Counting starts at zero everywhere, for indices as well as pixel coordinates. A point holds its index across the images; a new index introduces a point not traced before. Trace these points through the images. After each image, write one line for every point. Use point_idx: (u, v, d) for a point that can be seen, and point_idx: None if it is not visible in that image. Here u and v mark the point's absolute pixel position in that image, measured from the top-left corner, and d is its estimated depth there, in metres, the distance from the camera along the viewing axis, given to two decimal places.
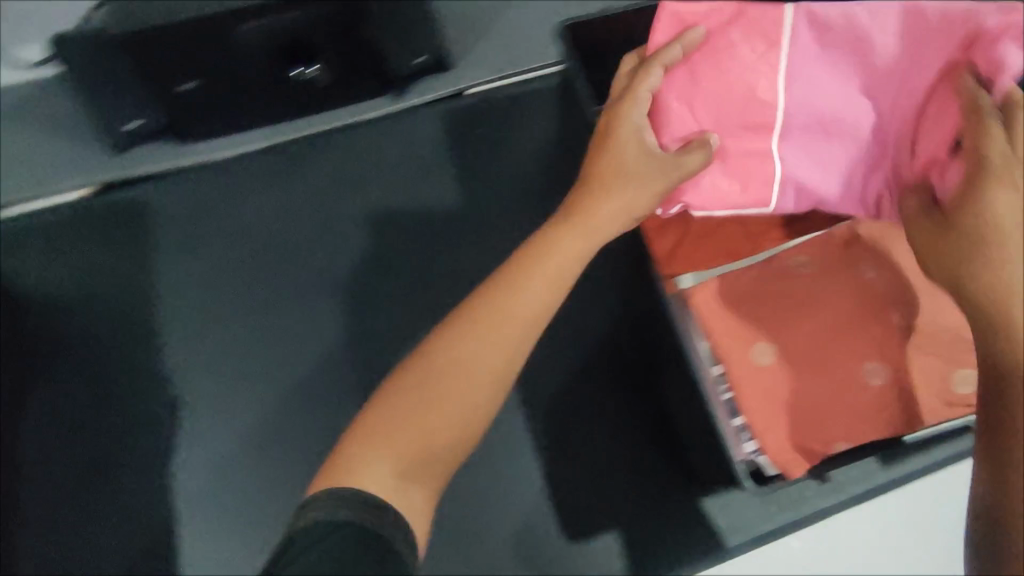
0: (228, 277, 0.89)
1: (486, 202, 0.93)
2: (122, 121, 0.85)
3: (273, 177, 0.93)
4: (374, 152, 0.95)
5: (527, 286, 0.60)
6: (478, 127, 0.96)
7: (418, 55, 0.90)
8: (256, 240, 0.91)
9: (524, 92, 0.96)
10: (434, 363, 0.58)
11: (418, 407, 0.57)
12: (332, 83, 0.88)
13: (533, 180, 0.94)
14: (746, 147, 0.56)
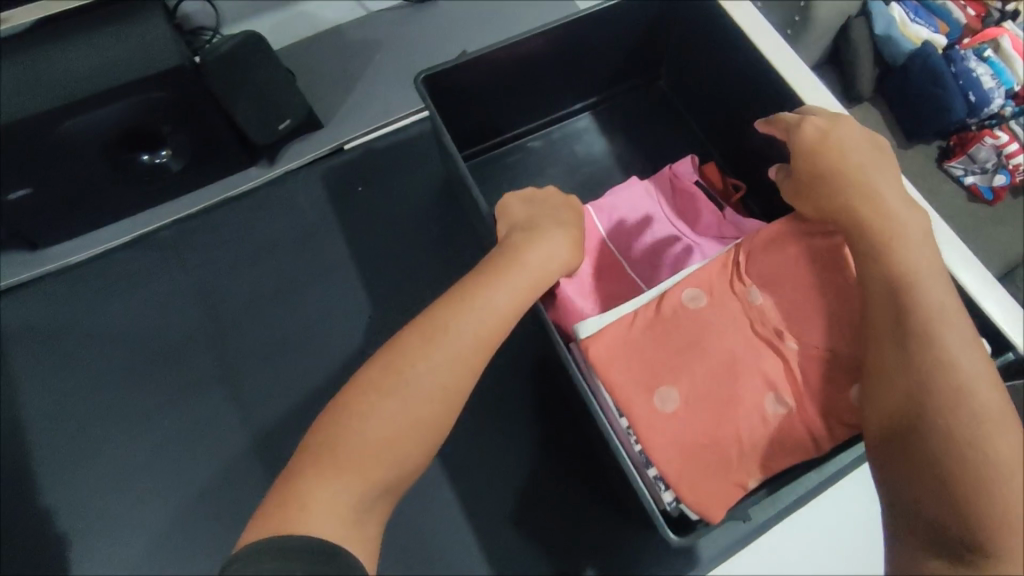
0: (103, 416, 0.81)
1: (380, 270, 0.88)
2: None
3: (140, 270, 0.85)
4: (250, 235, 0.88)
5: (453, 354, 0.51)
6: (358, 182, 0.92)
7: (282, 118, 0.85)
8: (133, 373, 0.82)
9: (397, 140, 0.94)
10: (387, 389, 0.48)
11: (371, 425, 0.47)
12: (193, 163, 0.84)
13: (427, 255, 0.89)
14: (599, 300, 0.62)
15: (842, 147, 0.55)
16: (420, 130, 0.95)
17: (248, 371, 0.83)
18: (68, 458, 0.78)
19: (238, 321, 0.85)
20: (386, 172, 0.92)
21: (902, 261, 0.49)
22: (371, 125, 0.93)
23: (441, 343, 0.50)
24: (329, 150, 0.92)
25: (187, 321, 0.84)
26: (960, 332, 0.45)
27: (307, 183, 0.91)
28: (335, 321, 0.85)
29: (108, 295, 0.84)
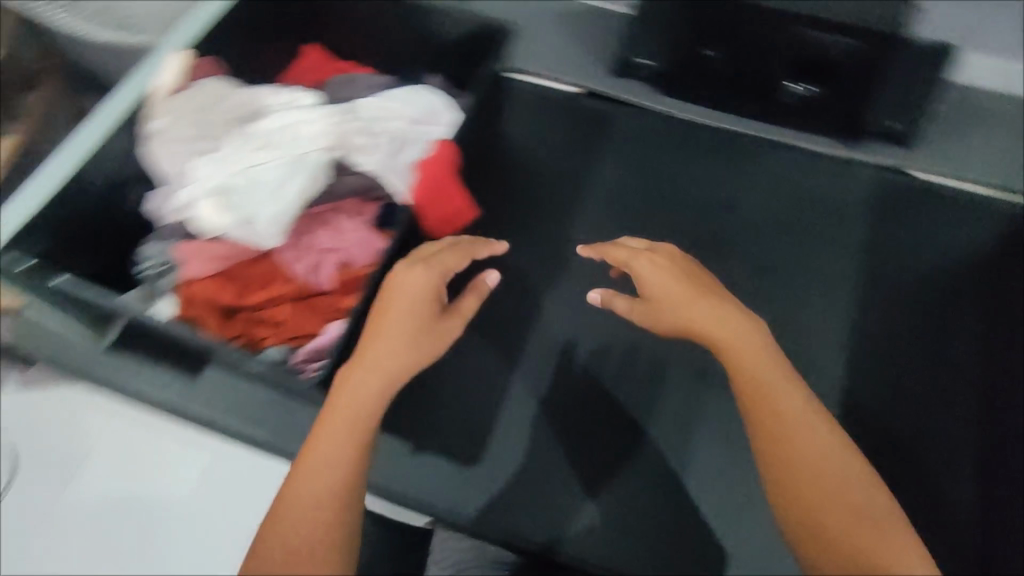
0: (620, 222, 1.01)
1: (882, 282, 0.95)
2: (639, 57, 1.04)
3: (719, 155, 1.03)
4: (803, 183, 1.01)
5: (320, 461, 0.61)
6: (902, 213, 0.98)
7: (904, 122, 0.97)
8: (661, 214, 1.01)
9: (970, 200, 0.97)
10: (301, 484, 0.61)
11: (297, 514, 0.59)
12: (811, 108, 1.00)
13: (923, 298, 0.94)
14: None
15: (658, 280, 0.71)
16: (1006, 213, 0.96)
17: (727, 269, 0.97)
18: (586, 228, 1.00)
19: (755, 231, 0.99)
20: (932, 220, 0.97)
21: (795, 422, 0.61)
22: (949, 170, 0.99)
23: (344, 408, 0.64)
24: (910, 163, 1.00)
25: (713, 209, 1.01)
26: (835, 456, 0.60)
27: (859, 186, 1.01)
28: (809, 290, 0.95)
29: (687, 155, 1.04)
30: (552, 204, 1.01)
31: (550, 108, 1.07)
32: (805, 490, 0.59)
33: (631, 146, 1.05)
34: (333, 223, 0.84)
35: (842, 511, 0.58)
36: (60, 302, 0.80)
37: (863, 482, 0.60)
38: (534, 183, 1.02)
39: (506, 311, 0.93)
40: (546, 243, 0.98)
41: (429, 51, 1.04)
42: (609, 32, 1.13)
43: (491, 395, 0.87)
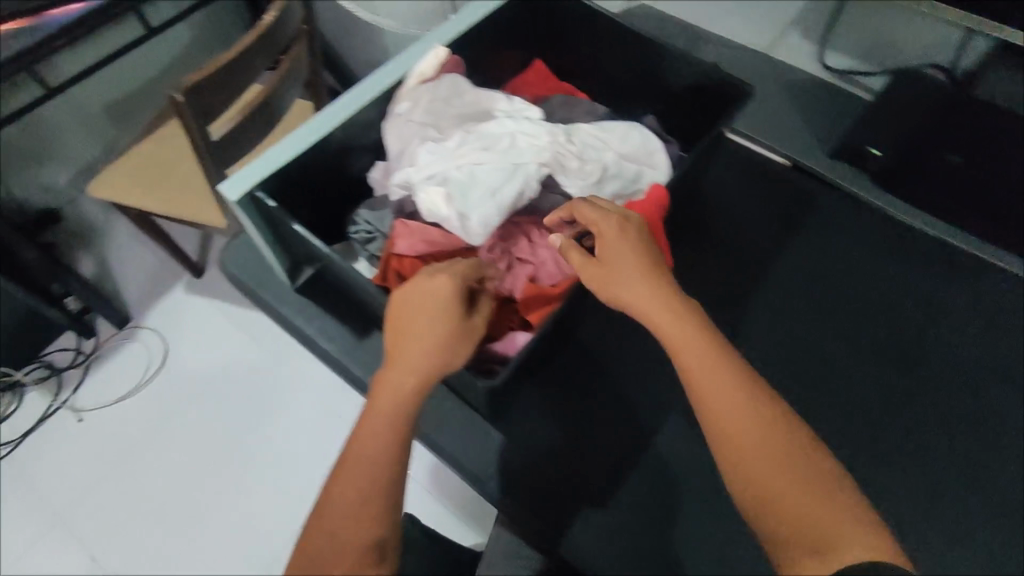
0: (798, 302, 1.01)
1: None
2: (871, 145, 1.01)
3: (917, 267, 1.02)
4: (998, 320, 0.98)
5: (361, 463, 0.61)
6: None
7: None
8: (838, 307, 1.01)
9: None
10: (341, 487, 0.60)
11: (338, 515, 0.59)
12: None
13: None
14: None
15: (614, 230, 0.67)
16: None
17: (891, 388, 0.94)
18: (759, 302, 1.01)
19: (932, 352, 0.97)
20: None
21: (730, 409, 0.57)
22: None
23: (378, 410, 0.63)
24: None
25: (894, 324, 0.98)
26: (749, 415, 0.56)
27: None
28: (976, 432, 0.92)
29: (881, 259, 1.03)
30: (729, 270, 1.04)
31: (757, 173, 1.09)
32: (769, 490, 0.53)
33: (826, 233, 1.06)
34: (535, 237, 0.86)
35: (802, 497, 0.52)
36: (275, 241, 0.87)
37: (796, 449, 0.55)
38: (721, 241, 1.05)
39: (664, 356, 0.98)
40: (719, 302, 1.00)
41: (655, 92, 1.06)
42: (842, 113, 1.12)
43: (630, 430, 0.92)
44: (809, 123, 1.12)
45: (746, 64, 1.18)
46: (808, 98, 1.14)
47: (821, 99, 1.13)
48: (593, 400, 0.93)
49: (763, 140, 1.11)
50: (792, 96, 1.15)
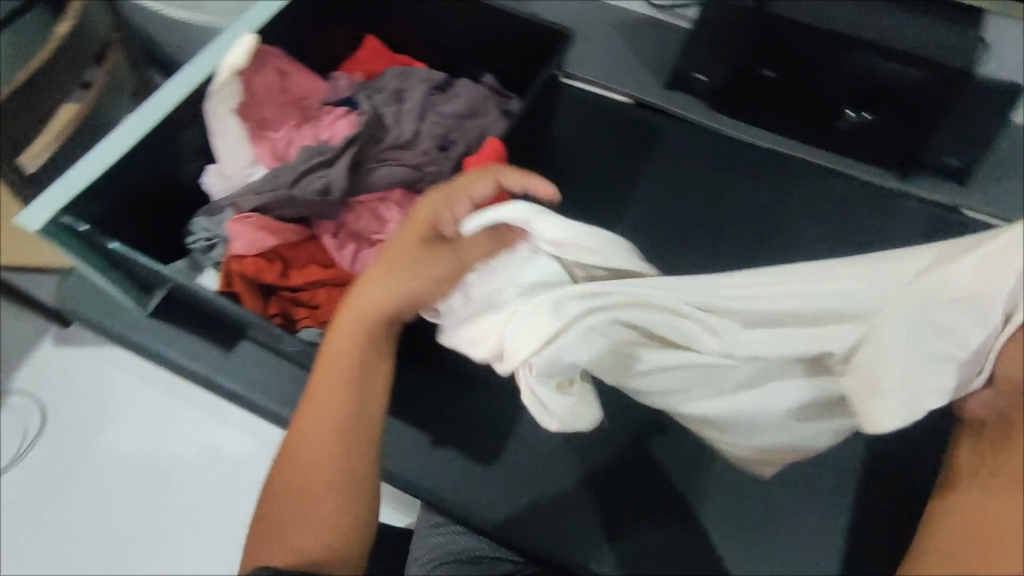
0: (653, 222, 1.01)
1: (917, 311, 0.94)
2: (695, 71, 1.05)
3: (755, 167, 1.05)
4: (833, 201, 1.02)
5: (334, 400, 0.60)
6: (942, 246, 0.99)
7: (956, 156, 0.98)
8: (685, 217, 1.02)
9: None
10: (308, 430, 0.60)
11: (303, 456, 0.60)
12: (868, 133, 0.99)
13: None
14: None
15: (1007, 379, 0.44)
16: None
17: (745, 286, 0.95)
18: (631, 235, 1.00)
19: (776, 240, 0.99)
20: None
21: (1017, 452, 0.41)
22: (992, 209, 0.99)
23: (353, 342, 0.60)
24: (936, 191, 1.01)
25: (762, 225, 1.01)
26: None
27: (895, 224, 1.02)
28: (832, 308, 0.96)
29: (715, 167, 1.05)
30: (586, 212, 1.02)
31: (597, 114, 1.09)
32: (964, 553, 0.41)
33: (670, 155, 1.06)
34: (380, 212, 0.82)
35: (1015, 555, 0.38)
36: (107, 266, 0.79)
37: None
38: (570, 182, 1.04)
39: None
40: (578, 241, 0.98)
41: (488, 50, 1.04)
42: (671, 46, 1.15)
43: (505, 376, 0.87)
44: (643, 57, 1.14)
45: (576, 16, 1.19)
46: (639, 36, 1.16)
47: (651, 36, 1.16)
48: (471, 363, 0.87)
49: (602, 81, 1.11)
50: (624, 36, 1.16)
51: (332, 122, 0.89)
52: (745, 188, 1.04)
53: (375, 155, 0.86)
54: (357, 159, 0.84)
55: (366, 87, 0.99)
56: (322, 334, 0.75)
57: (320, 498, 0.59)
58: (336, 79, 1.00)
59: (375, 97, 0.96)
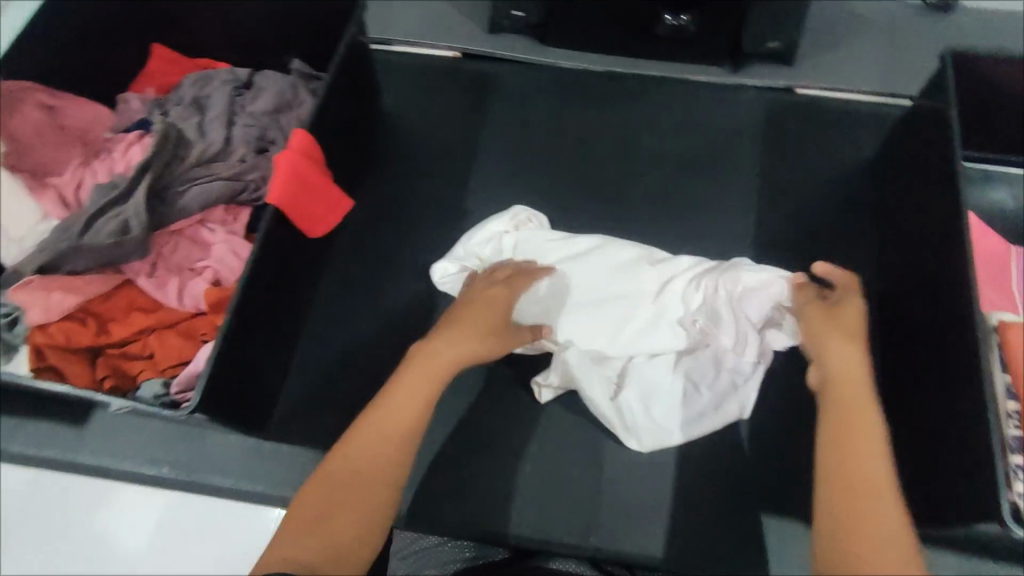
0: (502, 173, 0.97)
1: (768, 197, 0.95)
2: (512, 8, 0.99)
3: (592, 96, 1.02)
4: (673, 110, 1.01)
5: (410, 396, 0.63)
6: (782, 129, 0.99)
7: (777, 38, 0.96)
8: (531, 161, 0.98)
9: (840, 108, 1.00)
10: (360, 441, 0.60)
11: (350, 469, 0.58)
12: (692, 34, 0.97)
13: (798, 199, 0.94)
14: (1005, 276, 0.80)
15: (849, 324, 0.63)
16: (881, 113, 0.99)
17: (604, 216, 0.94)
18: (488, 191, 0.95)
19: (622, 164, 0.98)
20: (810, 139, 0.98)
21: (853, 441, 0.55)
22: (822, 82, 1.00)
23: (431, 384, 0.64)
24: (768, 75, 1.01)
25: (617, 150, 0.99)
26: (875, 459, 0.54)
27: (736, 121, 1.00)
28: (693, 218, 0.94)
29: (550, 105, 1.02)
30: (433, 179, 0.96)
31: (424, 75, 1.04)
32: (830, 495, 0.53)
33: (504, 101, 1.02)
34: (200, 237, 0.76)
35: (878, 523, 0.50)
36: None
37: (883, 493, 0.52)
38: (410, 153, 0.98)
39: (397, 275, 0.88)
40: (430, 214, 0.93)
41: (284, 32, 0.95)
42: None
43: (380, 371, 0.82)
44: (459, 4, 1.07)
45: None
46: None
47: None
48: (344, 368, 0.83)
49: (425, 40, 1.04)
50: None
51: (124, 152, 0.80)
52: (591, 116, 1.01)
53: (181, 176, 0.78)
54: (159, 186, 0.76)
55: (159, 102, 0.89)
56: (164, 385, 0.67)
57: (355, 525, 0.55)
58: (124, 100, 0.89)
59: (171, 112, 0.87)
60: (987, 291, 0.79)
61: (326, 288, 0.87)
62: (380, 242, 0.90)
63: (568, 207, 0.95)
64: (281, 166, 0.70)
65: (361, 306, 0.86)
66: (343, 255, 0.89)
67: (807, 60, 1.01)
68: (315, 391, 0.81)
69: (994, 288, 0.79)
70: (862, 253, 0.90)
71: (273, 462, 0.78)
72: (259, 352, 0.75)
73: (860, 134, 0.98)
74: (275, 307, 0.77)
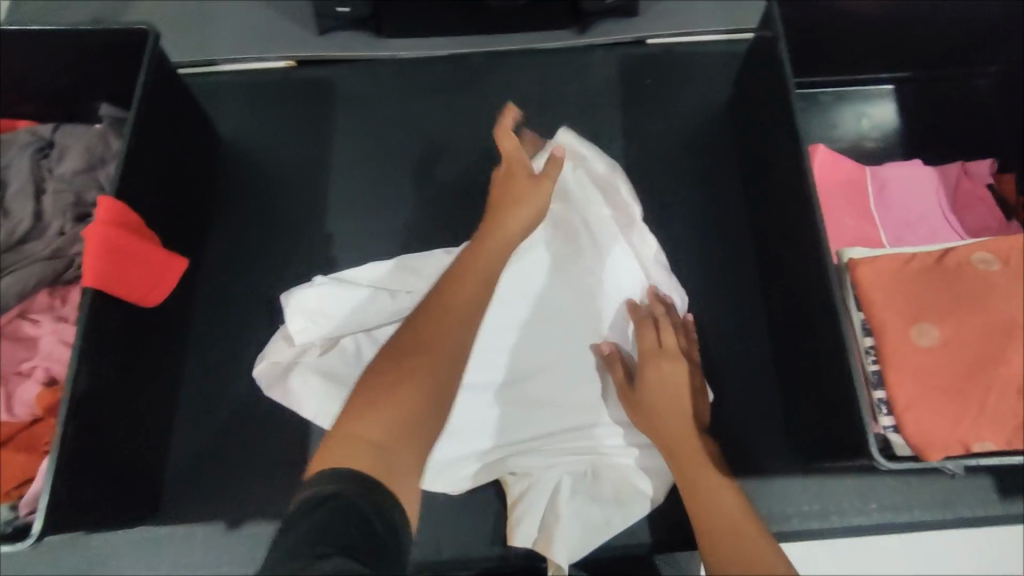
0: (360, 183, 0.91)
1: (632, 156, 0.93)
2: (337, 6, 0.92)
3: (441, 82, 0.97)
4: (526, 84, 0.97)
5: (469, 305, 0.61)
6: (637, 82, 0.97)
7: None
8: (390, 164, 0.92)
9: (689, 53, 0.98)
10: (431, 321, 0.58)
11: (422, 343, 0.56)
12: None
13: (662, 153, 0.94)
14: (858, 200, 0.82)
15: (662, 393, 0.71)
16: (728, 52, 0.98)
17: (474, 209, 0.90)
18: (350, 207, 0.90)
19: (482, 148, 0.94)
20: (665, 89, 0.97)
21: (713, 496, 0.65)
22: (669, 28, 0.98)
23: (474, 308, 0.61)
24: (615, 29, 0.98)
25: (476, 137, 0.94)
26: (735, 509, 0.64)
27: (590, 81, 0.97)
28: None
29: (399, 101, 0.96)
30: (288, 206, 0.90)
31: (257, 92, 0.95)
32: (716, 543, 0.61)
33: (351, 106, 0.95)
34: (24, 333, 0.68)
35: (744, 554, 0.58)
36: None
37: (738, 528, 0.61)
38: (260, 182, 0.91)
39: (266, 316, 0.83)
40: (293, 245, 0.87)
41: (84, 74, 0.85)
42: None
43: (267, 426, 0.78)
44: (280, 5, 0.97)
45: None
46: None
47: None
48: (226, 429, 0.78)
49: (251, 54, 0.95)
50: None
51: None
52: (443, 104, 0.96)
53: None
54: None
55: None
56: (10, 508, 0.61)
57: (420, 406, 0.52)
58: None
59: None
60: (843, 217, 0.81)
61: (190, 348, 0.81)
62: (242, 285, 0.85)
63: (436, 206, 0.90)
64: (91, 241, 0.64)
65: (233, 358, 0.81)
66: (205, 307, 0.83)
67: (652, 7, 0.99)
68: (198, 459, 0.76)
69: (852, 215, 0.81)
70: (732, 198, 0.91)
71: (177, 544, 0.73)
72: (121, 442, 0.69)
73: (714, 76, 0.98)
74: (130, 390, 0.71)
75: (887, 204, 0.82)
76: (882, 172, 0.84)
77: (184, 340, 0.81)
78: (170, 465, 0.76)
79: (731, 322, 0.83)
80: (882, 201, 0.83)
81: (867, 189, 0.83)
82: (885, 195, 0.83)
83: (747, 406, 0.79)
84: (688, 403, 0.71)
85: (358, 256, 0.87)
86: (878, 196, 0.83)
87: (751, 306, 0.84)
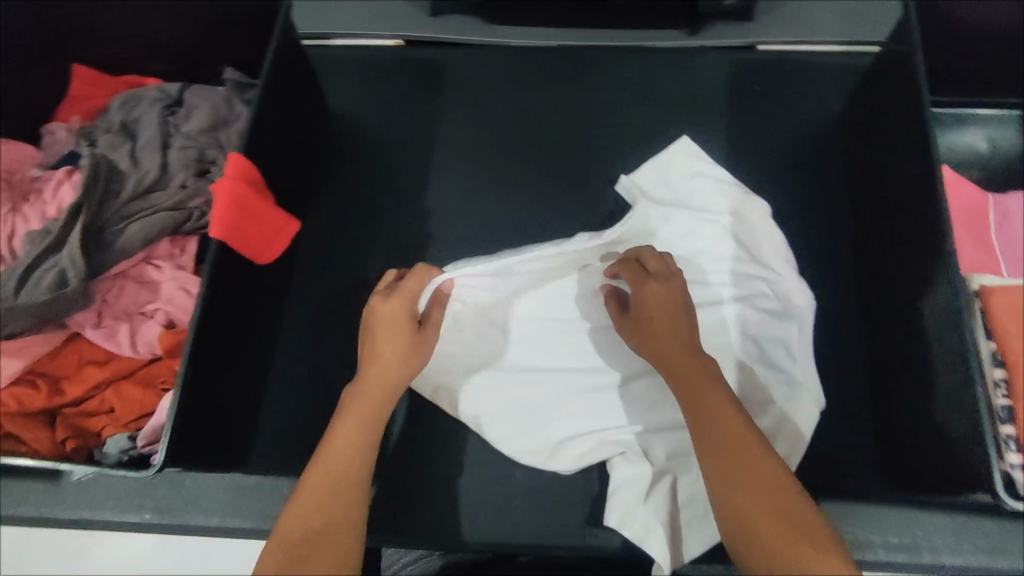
0: (459, 165, 0.92)
1: (734, 162, 0.92)
2: None
3: (546, 73, 0.97)
4: (631, 81, 0.96)
5: (348, 426, 0.65)
6: (744, 88, 0.95)
7: None
8: (490, 149, 0.93)
9: (802, 61, 0.96)
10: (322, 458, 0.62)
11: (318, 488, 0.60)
12: None
13: (766, 162, 0.91)
14: (980, 227, 0.78)
15: (669, 314, 0.69)
16: (844, 65, 0.95)
17: (570, 202, 0.90)
18: (449, 188, 0.91)
19: (582, 142, 0.94)
20: (774, 98, 0.95)
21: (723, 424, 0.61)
22: (784, 35, 0.95)
23: (359, 427, 0.65)
24: (727, 33, 0.96)
25: (577, 130, 0.94)
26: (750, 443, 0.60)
27: (696, 83, 0.96)
28: None
29: (503, 88, 0.97)
30: (390, 182, 0.92)
31: (367, 68, 0.98)
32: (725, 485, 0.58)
33: (456, 89, 0.97)
34: (147, 277, 0.71)
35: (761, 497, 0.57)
36: None
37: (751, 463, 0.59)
38: (363, 155, 0.93)
39: (362, 285, 0.85)
40: (391, 220, 0.89)
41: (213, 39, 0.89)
42: None
43: None
44: None
45: None
46: None
47: None
48: (317, 390, 0.80)
49: (365, 30, 0.97)
50: None
51: (54, 193, 0.74)
52: (547, 95, 0.96)
53: (116, 213, 0.73)
54: (94, 227, 0.71)
55: (86, 130, 0.82)
56: (130, 438, 0.65)
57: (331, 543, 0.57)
58: (49, 133, 0.83)
59: (97, 142, 0.80)
60: (963, 243, 0.77)
61: (288, 308, 0.83)
62: (341, 253, 0.87)
63: (532, 194, 0.91)
64: (223, 196, 0.67)
65: (327, 323, 0.83)
66: (304, 271, 0.86)
67: (768, 13, 0.96)
68: (289, 416, 0.79)
69: (972, 243, 0.77)
70: (837, 215, 0.88)
71: None
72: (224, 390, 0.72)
73: (826, 88, 0.95)
74: (238, 342, 0.74)
75: (1011, 234, 0.78)
76: (1007, 201, 0.80)
77: (283, 300, 0.83)
78: (262, 419, 0.79)
79: (827, 340, 0.81)
80: (1004, 231, 0.79)
81: (990, 216, 0.79)
82: (1009, 225, 0.79)
83: (838, 429, 0.76)
84: (685, 324, 0.68)
85: (453, 237, 0.88)
86: (1000, 225, 0.79)
87: (850, 328, 0.81)
